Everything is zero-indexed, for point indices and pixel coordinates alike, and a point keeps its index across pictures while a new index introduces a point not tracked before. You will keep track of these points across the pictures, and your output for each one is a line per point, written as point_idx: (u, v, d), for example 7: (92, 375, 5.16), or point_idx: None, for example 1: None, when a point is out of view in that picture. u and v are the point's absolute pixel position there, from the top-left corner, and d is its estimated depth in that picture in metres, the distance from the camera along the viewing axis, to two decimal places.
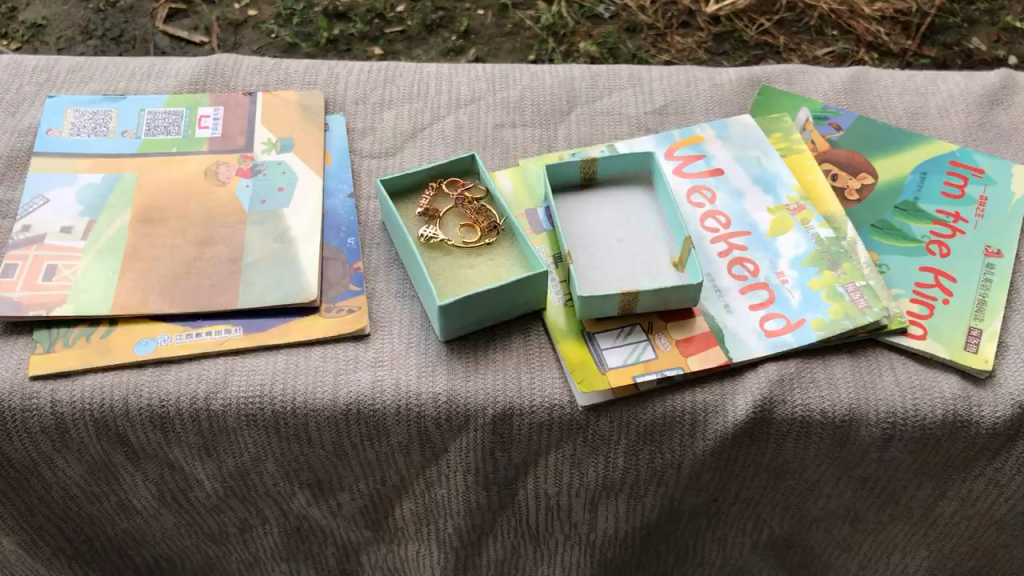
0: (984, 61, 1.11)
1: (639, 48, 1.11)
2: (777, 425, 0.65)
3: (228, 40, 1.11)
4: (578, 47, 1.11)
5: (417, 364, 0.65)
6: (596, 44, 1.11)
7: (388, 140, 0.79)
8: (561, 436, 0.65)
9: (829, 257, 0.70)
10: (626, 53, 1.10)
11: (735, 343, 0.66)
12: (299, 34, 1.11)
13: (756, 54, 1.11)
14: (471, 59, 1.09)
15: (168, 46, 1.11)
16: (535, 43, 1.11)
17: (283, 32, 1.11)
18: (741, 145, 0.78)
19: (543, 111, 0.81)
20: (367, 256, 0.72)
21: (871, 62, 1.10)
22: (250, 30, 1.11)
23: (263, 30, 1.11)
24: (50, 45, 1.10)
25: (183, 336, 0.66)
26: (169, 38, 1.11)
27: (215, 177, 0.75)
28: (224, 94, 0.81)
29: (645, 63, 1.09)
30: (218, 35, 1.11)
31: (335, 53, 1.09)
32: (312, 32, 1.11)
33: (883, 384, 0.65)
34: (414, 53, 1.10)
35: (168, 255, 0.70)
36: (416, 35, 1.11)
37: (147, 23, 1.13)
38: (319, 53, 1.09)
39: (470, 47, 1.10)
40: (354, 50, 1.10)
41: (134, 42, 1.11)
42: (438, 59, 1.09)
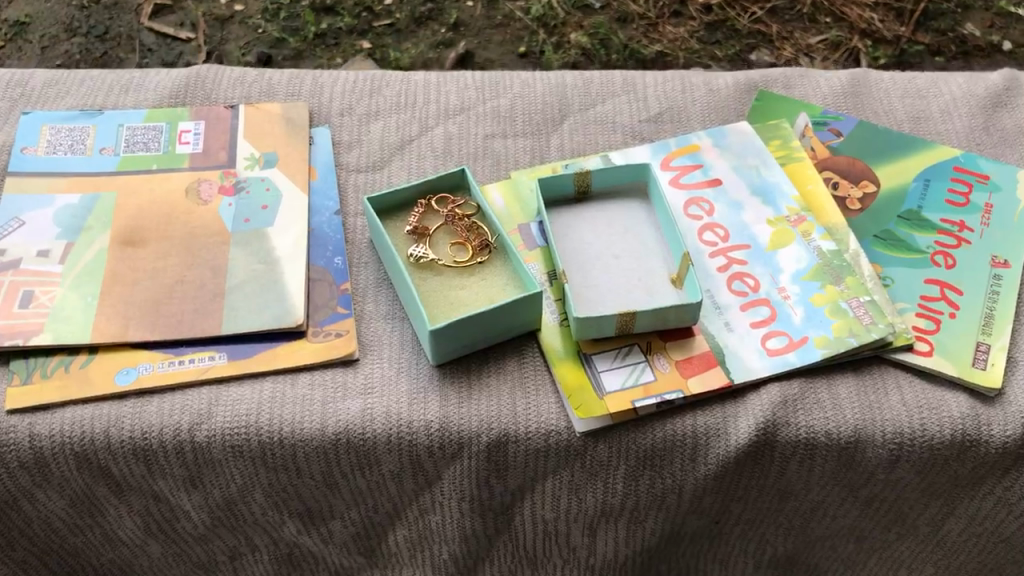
0: (979, 47, 1.08)
1: (630, 38, 1.08)
2: (780, 447, 0.63)
3: (215, 35, 1.08)
4: (569, 38, 1.08)
5: (408, 390, 0.63)
6: (588, 35, 1.08)
7: (376, 153, 0.76)
8: (558, 463, 0.63)
9: (832, 271, 0.68)
10: (618, 43, 1.07)
11: (737, 364, 0.64)
12: (287, 29, 1.08)
13: (749, 43, 1.08)
14: (461, 51, 1.07)
15: (154, 42, 1.08)
16: (525, 34, 1.09)
17: (270, 27, 1.08)
18: (740, 154, 0.75)
19: (535, 120, 0.79)
20: (355, 276, 0.69)
21: (866, 53, 1.08)
22: (237, 25, 1.09)
23: (250, 25, 1.09)
24: (34, 43, 1.07)
25: (165, 364, 0.63)
26: (154, 34, 1.08)
27: (196, 196, 0.72)
28: (205, 107, 0.78)
29: (637, 54, 1.07)
30: (204, 30, 1.08)
31: (323, 47, 1.07)
32: (299, 26, 1.08)
33: (889, 404, 0.64)
34: (403, 46, 1.07)
35: (148, 279, 0.67)
36: (405, 28, 1.09)
37: (132, 19, 1.10)
38: (307, 48, 1.07)
39: (460, 39, 1.08)
40: (342, 43, 1.07)
41: (119, 39, 1.08)
42: (427, 53, 1.07)
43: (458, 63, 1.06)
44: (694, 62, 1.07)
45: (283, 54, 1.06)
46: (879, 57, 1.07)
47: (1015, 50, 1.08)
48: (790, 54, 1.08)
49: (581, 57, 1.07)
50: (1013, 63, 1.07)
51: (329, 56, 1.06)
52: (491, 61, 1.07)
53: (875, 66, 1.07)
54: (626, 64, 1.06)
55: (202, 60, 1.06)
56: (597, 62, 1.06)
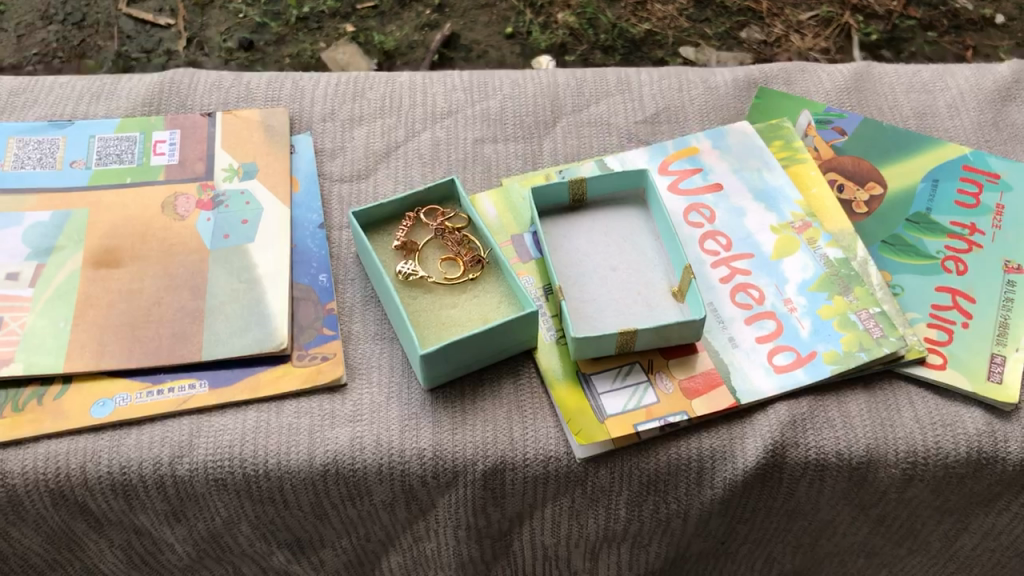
0: (971, 21, 1.05)
1: (619, 17, 1.06)
2: (789, 469, 0.60)
3: (195, 21, 1.05)
4: (556, 18, 1.06)
5: (399, 416, 0.60)
6: (575, 15, 1.06)
7: (360, 161, 0.73)
8: (558, 489, 0.60)
9: (839, 280, 0.65)
10: (606, 23, 1.05)
11: (743, 382, 0.61)
12: (268, 13, 1.05)
13: (739, 21, 1.06)
14: (447, 33, 1.04)
15: (133, 29, 1.04)
16: (511, 14, 1.06)
17: (251, 12, 1.05)
18: (740, 157, 0.72)
19: (526, 123, 0.75)
20: (341, 293, 0.66)
21: (858, 28, 1.05)
22: (218, 10, 1.06)
23: (230, 9, 1.06)
24: (9, 30, 1.04)
25: (143, 395, 0.60)
26: (133, 21, 1.05)
27: (173, 210, 0.69)
28: (181, 115, 0.75)
29: (625, 34, 1.04)
30: (184, 16, 1.05)
31: (306, 31, 1.04)
32: (281, 10, 1.05)
33: (901, 421, 0.61)
34: (387, 29, 1.05)
35: (124, 302, 0.64)
36: (388, 10, 1.06)
37: (110, 5, 1.06)
38: (289, 32, 1.04)
39: (445, 21, 1.05)
40: (325, 27, 1.05)
41: (97, 26, 1.05)
42: (412, 36, 1.04)
43: (444, 45, 1.03)
44: (683, 40, 1.04)
45: (264, 39, 1.04)
46: (871, 32, 1.04)
47: (1008, 23, 1.05)
48: (780, 30, 1.05)
49: (569, 38, 1.04)
50: (1007, 37, 1.05)
51: (312, 40, 1.04)
52: (478, 43, 1.04)
53: (868, 41, 1.04)
54: (616, 44, 1.04)
55: (182, 47, 1.03)
56: (585, 42, 1.04)
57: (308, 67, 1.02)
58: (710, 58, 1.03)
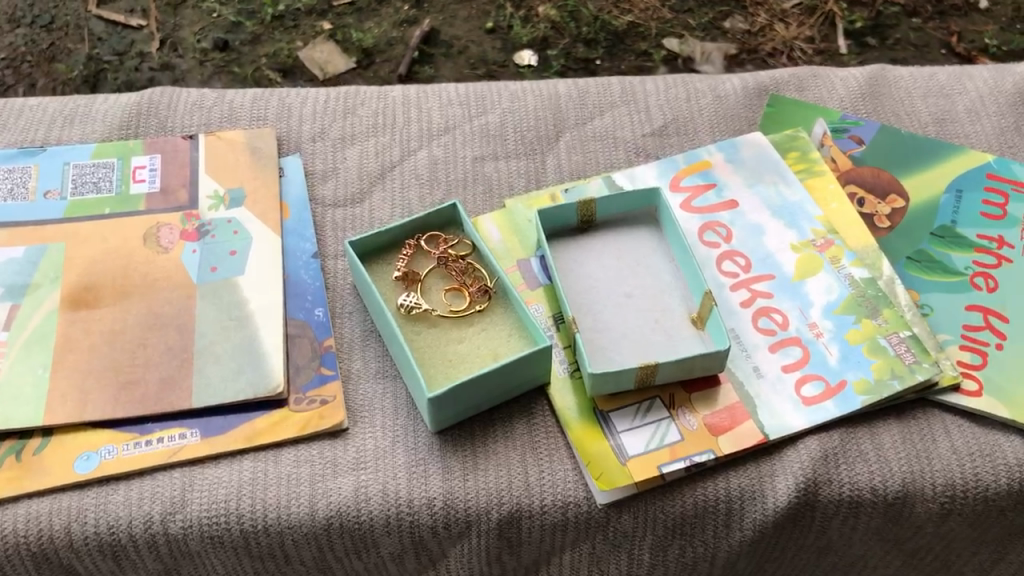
0: (955, 6, 1.05)
1: (601, 9, 1.04)
2: (821, 507, 0.57)
3: (168, 22, 1.01)
4: (537, 12, 1.04)
5: (406, 463, 0.56)
6: (557, 8, 1.04)
7: (354, 183, 0.69)
8: (577, 536, 0.57)
9: (866, 302, 0.62)
10: (588, 15, 1.04)
11: (771, 416, 0.57)
12: (243, 12, 1.02)
13: (722, 10, 1.05)
14: (427, 29, 1.02)
15: (103, 32, 1.01)
16: (491, 9, 1.04)
17: (225, 11, 1.02)
18: (755, 170, 0.69)
19: (528, 139, 0.71)
20: (339, 329, 0.62)
21: (843, 16, 1.04)
22: (191, 9, 1.02)
23: (204, 9, 1.02)
24: None
25: (131, 447, 0.56)
26: (104, 22, 1.01)
27: (155, 242, 0.65)
28: (160, 138, 0.70)
29: (607, 26, 1.03)
30: (157, 17, 1.02)
31: (282, 30, 1.01)
32: (255, 9, 1.02)
33: (938, 452, 0.58)
34: (365, 26, 1.02)
35: (106, 344, 0.60)
36: (366, 6, 1.04)
37: (79, 7, 1.03)
38: (265, 31, 1.01)
39: (424, 17, 1.03)
40: (301, 25, 1.02)
41: (66, 29, 1.01)
42: (391, 33, 1.02)
43: (424, 41, 1.01)
44: (666, 32, 1.03)
45: (239, 38, 1.00)
46: (855, 20, 1.04)
47: (992, 8, 1.05)
48: (764, 19, 1.04)
49: (551, 31, 1.03)
50: (991, 22, 1.04)
51: (289, 39, 1.01)
52: (458, 39, 1.02)
53: (852, 29, 1.03)
54: (598, 37, 1.02)
55: (155, 48, 0.99)
56: (568, 35, 1.02)
57: (286, 67, 0.99)
58: (694, 49, 1.02)
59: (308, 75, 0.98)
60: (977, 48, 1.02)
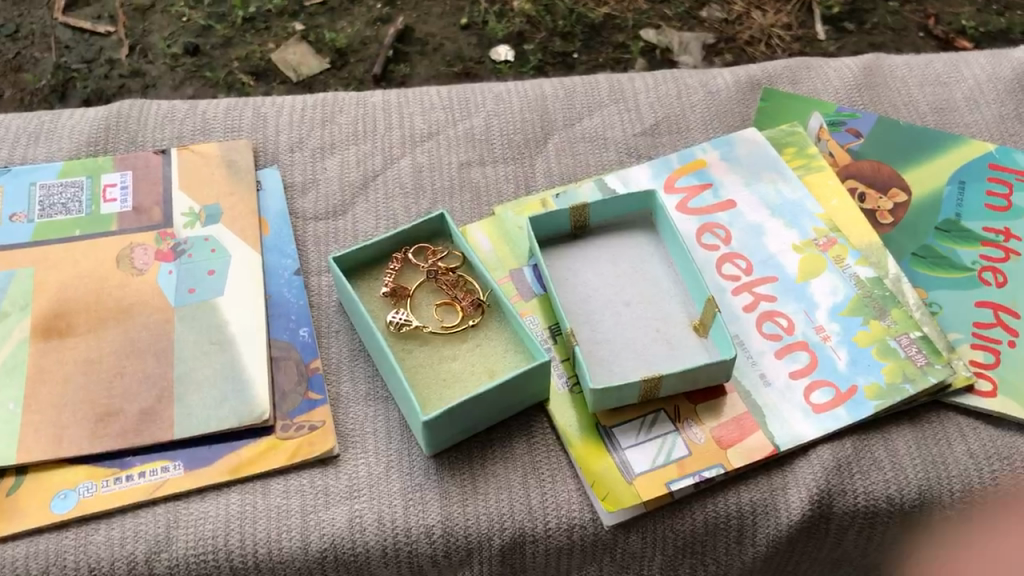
0: None
1: (576, 2, 1.02)
2: (836, 519, 0.55)
3: (136, 28, 0.98)
4: (512, 6, 1.01)
5: (402, 489, 0.54)
6: (531, 1, 1.02)
7: (335, 195, 0.66)
8: (584, 559, 0.54)
9: (873, 303, 0.60)
10: (563, 9, 1.01)
11: (781, 426, 0.55)
12: (213, 15, 0.99)
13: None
14: (400, 27, 0.99)
15: (70, 39, 0.97)
16: (466, 4, 1.02)
17: (194, 15, 0.99)
18: (752, 168, 0.66)
19: (515, 142, 0.69)
20: (325, 349, 0.59)
21: (820, 2, 1.03)
22: (159, 14, 0.99)
23: (173, 13, 0.99)
24: None
25: (111, 483, 0.53)
26: (70, 30, 0.98)
27: (130, 264, 0.62)
28: (131, 154, 0.67)
29: (584, 18, 1.01)
30: (125, 23, 0.98)
31: (253, 32, 0.98)
32: (226, 12, 0.99)
33: (955, 457, 0.55)
34: (338, 25, 0.99)
35: (81, 375, 0.57)
36: (338, 6, 1.00)
37: (45, 15, 0.99)
38: (235, 34, 0.98)
39: (398, 14, 1.00)
40: (273, 27, 0.99)
41: (32, 38, 0.97)
42: (364, 32, 0.99)
43: (398, 40, 0.98)
44: (643, 23, 1.01)
45: (210, 42, 0.97)
46: (833, 5, 1.02)
47: None
48: (741, 7, 1.03)
49: (526, 26, 1.00)
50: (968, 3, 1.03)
51: (261, 41, 0.97)
52: (432, 36, 0.99)
53: (829, 14, 1.02)
54: (575, 29, 1.00)
55: (125, 55, 0.96)
56: (544, 29, 1.00)
57: (258, 69, 0.95)
58: (672, 39, 1.00)
59: (281, 77, 0.95)
60: (956, 30, 1.00)
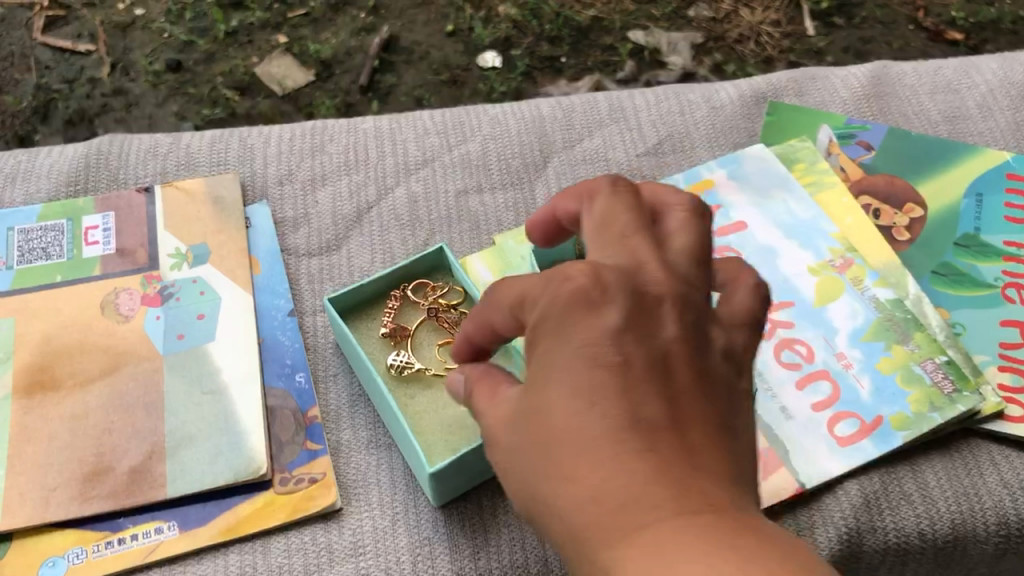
0: None
1: (562, 5, 0.99)
2: (867, 557, 0.52)
3: (117, 45, 0.95)
4: (497, 11, 0.99)
5: (410, 544, 0.51)
6: (517, 7, 0.99)
7: (328, 230, 0.63)
8: None
9: (895, 326, 0.57)
10: (550, 11, 0.99)
11: (806, 462, 0.52)
12: (195, 30, 0.96)
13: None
14: (386, 36, 0.96)
15: (50, 59, 0.94)
16: (451, 11, 0.99)
17: (176, 30, 0.96)
18: (761, 186, 0.64)
19: (513, 167, 0.66)
20: (324, 396, 0.57)
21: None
22: (140, 31, 0.96)
23: (154, 30, 0.96)
24: None
25: (101, 548, 0.50)
26: (50, 49, 0.94)
27: (114, 310, 0.58)
28: (113, 194, 0.64)
29: (570, 21, 0.98)
30: (105, 41, 0.95)
31: (236, 46, 0.95)
32: (207, 26, 0.96)
33: (986, 488, 0.53)
34: (321, 37, 0.96)
35: (67, 431, 0.53)
36: (322, 17, 0.97)
37: (23, 35, 0.96)
38: (218, 50, 0.95)
39: (382, 23, 0.97)
40: (256, 40, 0.95)
41: (11, 59, 0.94)
42: (348, 42, 0.96)
43: (384, 49, 0.95)
44: (631, 24, 0.99)
45: (193, 58, 0.94)
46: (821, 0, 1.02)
47: None
48: (728, 6, 1.01)
49: (513, 31, 0.98)
50: None
51: (244, 55, 0.94)
52: (418, 44, 0.96)
53: (818, 9, 1.01)
54: (562, 34, 0.97)
55: (106, 73, 0.93)
56: (531, 34, 0.97)
57: (242, 84, 0.93)
58: (661, 40, 0.98)
59: (266, 91, 0.92)
60: (945, 22, 1.01)
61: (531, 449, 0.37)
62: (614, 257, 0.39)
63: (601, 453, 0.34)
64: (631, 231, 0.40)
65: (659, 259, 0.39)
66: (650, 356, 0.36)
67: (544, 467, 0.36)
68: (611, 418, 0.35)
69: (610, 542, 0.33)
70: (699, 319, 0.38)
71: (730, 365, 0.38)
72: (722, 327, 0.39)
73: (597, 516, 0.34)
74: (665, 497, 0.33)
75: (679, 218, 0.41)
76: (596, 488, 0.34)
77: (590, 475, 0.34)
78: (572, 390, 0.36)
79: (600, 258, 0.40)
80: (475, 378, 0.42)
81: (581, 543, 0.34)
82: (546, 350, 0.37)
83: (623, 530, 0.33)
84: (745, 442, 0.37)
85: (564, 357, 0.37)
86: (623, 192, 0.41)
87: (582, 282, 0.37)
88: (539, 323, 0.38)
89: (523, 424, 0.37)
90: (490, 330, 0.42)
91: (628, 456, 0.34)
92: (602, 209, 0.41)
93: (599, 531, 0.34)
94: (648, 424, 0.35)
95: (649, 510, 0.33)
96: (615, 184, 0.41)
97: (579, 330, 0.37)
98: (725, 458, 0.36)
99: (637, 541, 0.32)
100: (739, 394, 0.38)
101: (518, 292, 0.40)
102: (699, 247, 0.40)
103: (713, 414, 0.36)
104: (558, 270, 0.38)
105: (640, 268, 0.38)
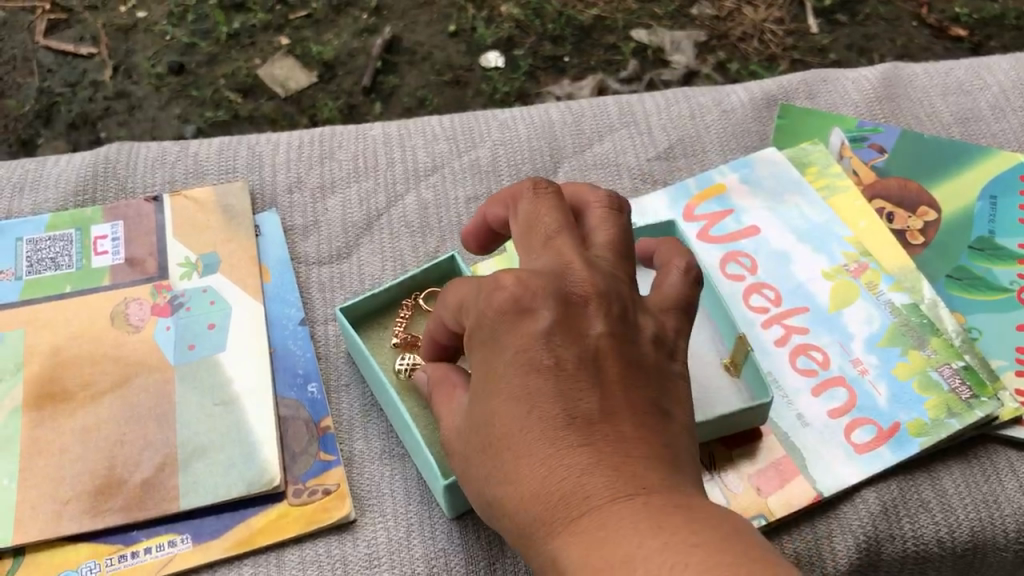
0: None
1: (565, 5, 0.99)
2: (885, 565, 0.52)
3: (119, 48, 0.94)
4: (500, 11, 0.98)
5: (425, 556, 0.51)
6: (520, 6, 0.99)
7: (338, 238, 0.63)
8: None
9: (912, 331, 0.57)
10: (552, 11, 0.98)
11: (823, 470, 0.52)
12: (197, 32, 0.95)
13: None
14: (388, 37, 0.95)
15: (53, 62, 0.93)
16: (453, 11, 0.98)
17: (178, 33, 0.95)
18: (775, 190, 0.63)
19: (524, 173, 0.66)
20: (337, 407, 0.56)
21: None
22: (142, 34, 0.95)
23: (156, 32, 0.95)
24: None
25: (114, 562, 0.49)
26: (53, 53, 0.94)
27: (125, 320, 0.58)
28: (121, 203, 0.64)
29: (573, 21, 0.98)
30: (108, 44, 0.95)
31: (238, 49, 0.95)
32: (209, 28, 0.96)
33: (1006, 495, 0.53)
34: (324, 39, 0.96)
35: (79, 444, 0.53)
36: (324, 18, 0.97)
37: (26, 39, 0.95)
38: (221, 52, 0.94)
39: (385, 24, 0.97)
40: (258, 43, 0.95)
41: (14, 63, 0.94)
42: (351, 43, 0.95)
43: (387, 50, 0.95)
44: (634, 23, 0.98)
45: (195, 60, 0.94)
46: None
47: None
48: (731, 4, 1.01)
49: (516, 31, 0.97)
50: None
51: (247, 57, 0.94)
52: (421, 45, 0.96)
53: (821, 7, 1.01)
54: (564, 33, 0.97)
55: (109, 76, 0.92)
56: (535, 35, 0.97)
57: (245, 86, 0.92)
58: (664, 39, 0.97)
59: (269, 93, 0.92)
60: (948, 18, 1.01)
61: (481, 453, 0.39)
62: (542, 259, 0.42)
63: (541, 452, 0.37)
64: (553, 232, 0.43)
65: (582, 257, 0.41)
66: (584, 353, 0.39)
67: (494, 472, 0.39)
68: (547, 420, 0.37)
69: (554, 538, 0.36)
70: (626, 310, 0.41)
71: (660, 351, 0.41)
72: (649, 313, 0.42)
73: (542, 512, 0.37)
74: (600, 488, 0.36)
75: (608, 222, 0.44)
76: (538, 487, 0.37)
77: (532, 474, 0.37)
78: (511, 397, 0.38)
79: (531, 259, 0.43)
80: (435, 382, 0.46)
81: (533, 537, 0.37)
82: (483, 354, 0.40)
83: (564, 522, 0.36)
84: (682, 425, 0.40)
85: (502, 365, 0.39)
86: (545, 195, 0.44)
87: (513, 290, 0.40)
88: (476, 330, 0.41)
89: (471, 431, 0.40)
90: (446, 329, 0.46)
91: (567, 452, 0.37)
92: (527, 211, 0.44)
93: (543, 524, 0.37)
94: (584, 420, 0.37)
95: (585, 499, 0.36)
96: (537, 187, 0.44)
97: (512, 337, 0.39)
98: (660, 442, 0.38)
99: (577, 530, 0.36)
100: (673, 375, 0.41)
101: (459, 299, 0.43)
102: (617, 241, 0.43)
103: (648, 402, 0.39)
104: (491, 279, 0.41)
105: (567, 269, 0.41)
